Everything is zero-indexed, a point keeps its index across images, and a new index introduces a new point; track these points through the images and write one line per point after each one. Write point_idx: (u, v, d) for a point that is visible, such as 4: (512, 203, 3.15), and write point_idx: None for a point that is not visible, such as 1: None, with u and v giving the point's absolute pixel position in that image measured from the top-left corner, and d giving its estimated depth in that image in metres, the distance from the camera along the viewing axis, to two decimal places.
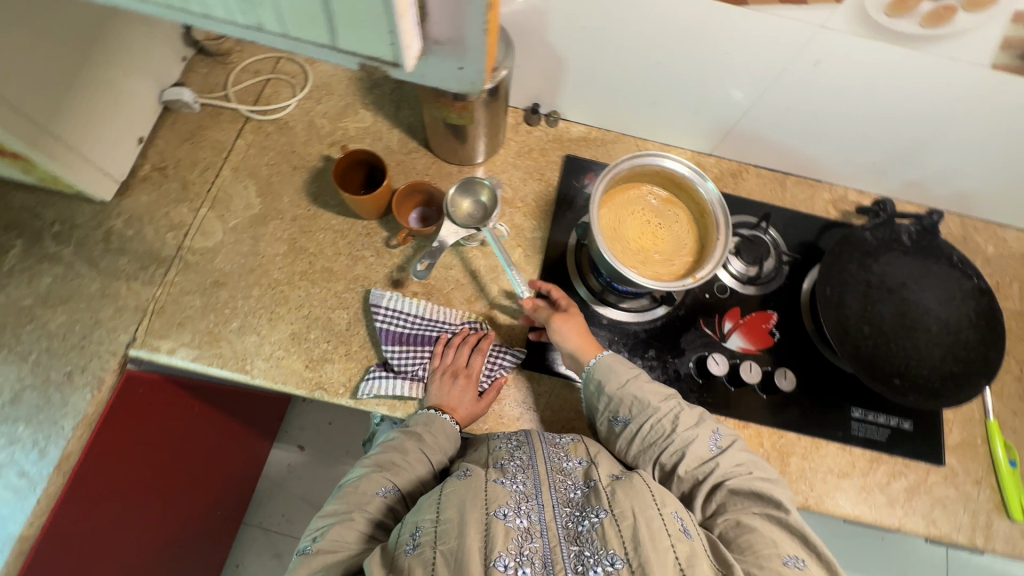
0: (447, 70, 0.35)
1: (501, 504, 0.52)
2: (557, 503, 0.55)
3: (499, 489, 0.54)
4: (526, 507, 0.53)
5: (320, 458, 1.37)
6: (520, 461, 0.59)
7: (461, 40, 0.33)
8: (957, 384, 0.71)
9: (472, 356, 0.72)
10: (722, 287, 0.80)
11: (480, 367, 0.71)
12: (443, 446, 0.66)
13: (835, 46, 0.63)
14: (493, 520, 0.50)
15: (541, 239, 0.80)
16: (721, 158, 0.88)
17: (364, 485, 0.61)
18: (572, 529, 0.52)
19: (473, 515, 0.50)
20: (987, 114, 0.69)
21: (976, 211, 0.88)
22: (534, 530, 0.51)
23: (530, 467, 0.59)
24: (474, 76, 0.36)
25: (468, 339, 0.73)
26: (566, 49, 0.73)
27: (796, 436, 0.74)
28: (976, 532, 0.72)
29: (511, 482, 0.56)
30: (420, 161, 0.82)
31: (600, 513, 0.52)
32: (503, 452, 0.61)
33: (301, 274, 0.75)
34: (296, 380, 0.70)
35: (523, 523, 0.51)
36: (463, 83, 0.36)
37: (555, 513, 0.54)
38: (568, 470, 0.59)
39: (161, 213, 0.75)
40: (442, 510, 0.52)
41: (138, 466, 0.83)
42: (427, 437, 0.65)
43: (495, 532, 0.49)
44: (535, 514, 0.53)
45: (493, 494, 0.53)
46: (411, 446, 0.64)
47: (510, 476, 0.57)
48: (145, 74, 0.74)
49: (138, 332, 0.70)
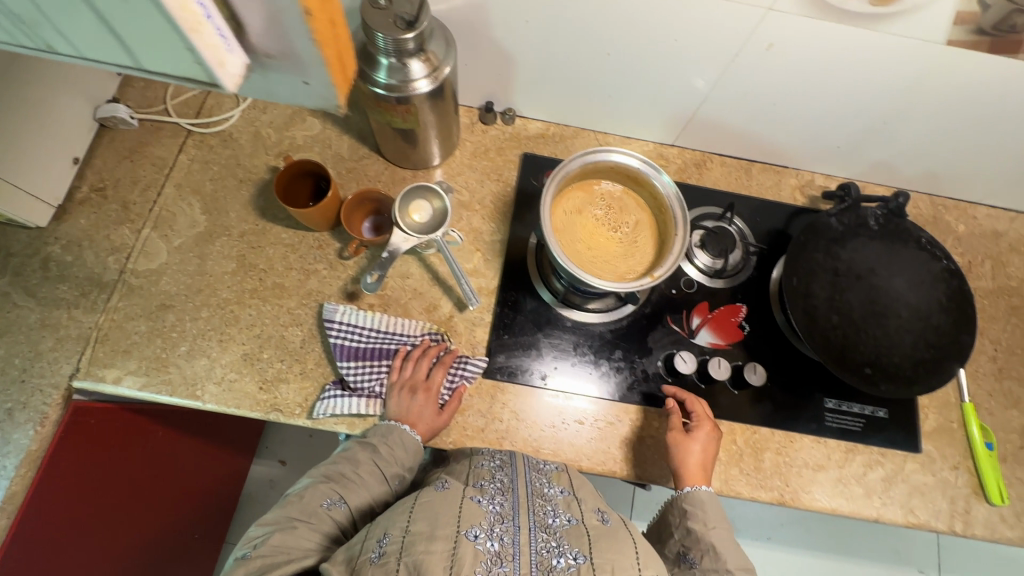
0: (294, 86, 0.31)
1: (474, 524, 0.51)
2: (534, 528, 0.53)
3: (475, 509, 0.53)
4: (499, 529, 0.52)
5: (301, 472, 1.34)
6: (501, 483, 0.58)
7: (293, 53, 0.28)
8: (929, 370, 0.69)
9: (432, 369, 0.69)
10: (689, 282, 0.78)
11: (441, 380, 0.68)
12: (401, 459, 0.64)
13: (786, 29, 0.61)
14: (463, 539, 0.49)
15: (501, 242, 0.78)
16: (684, 148, 0.86)
17: (309, 494, 0.60)
18: (546, 559, 0.50)
19: (443, 531, 0.50)
20: (948, 91, 0.67)
21: (944, 190, 0.86)
22: (506, 554, 0.50)
23: (510, 489, 0.58)
24: (325, 92, 0.32)
25: (427, 351, 0.70)
26: (513, 45, 0.70)
27: (770, 431, 0.73)
28: (955, 518, 0.71)
29: (488, 501, 0.55)
30: (372, 167, 0.80)
31: (578, 557, 0.50)
32: (484, 471, 0.60)
33: (251, 292, 0.72)
34: (249, 403, 0.67)
35: (493, 547, 0.50)
36: (316, 98, 0.32)
37: (530, 537, 0.52)
38: (549, 496, 0.58)
39: (102, 236, 0.72)
40: (413, 521, 0.51)
41: (99, 497, 0.81)
42: (378, 448, 0.64)
43: (462, 555, 0.48)
44: (509, 536, 0.52)
45: (467, 513, 0.52)
46: (363, 457, 0.63)
47: (488, 495, 0.56)
48: (74, 91, 0.71)
49: (81, 363, 0.67)
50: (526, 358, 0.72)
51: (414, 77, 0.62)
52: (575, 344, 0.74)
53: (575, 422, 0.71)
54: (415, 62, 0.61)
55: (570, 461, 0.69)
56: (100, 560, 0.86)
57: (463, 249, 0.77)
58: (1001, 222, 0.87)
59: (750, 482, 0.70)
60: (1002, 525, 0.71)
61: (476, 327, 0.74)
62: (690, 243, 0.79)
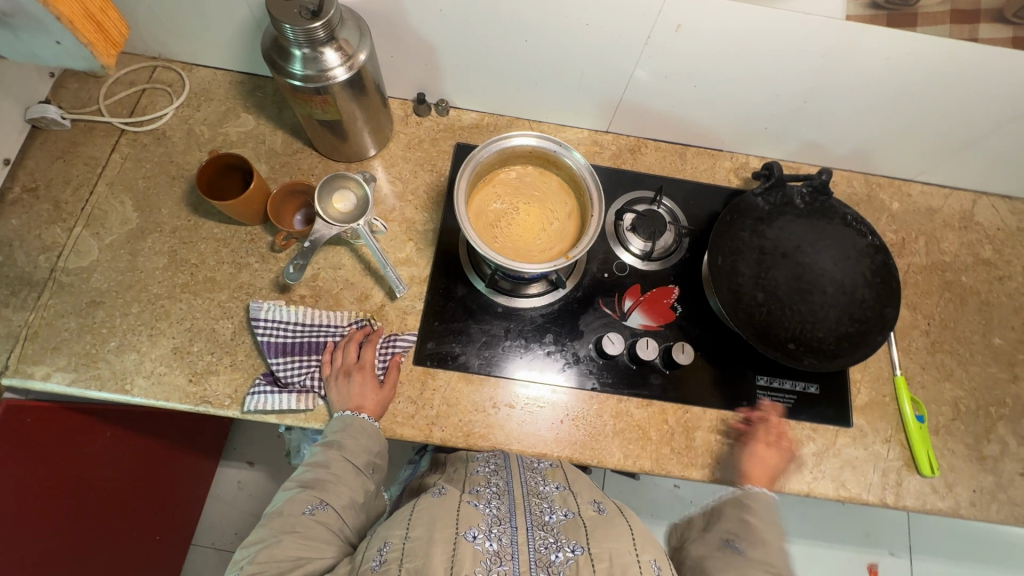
0: (50, 45, 0.40)
1: (472, 526, 0.53)
2: (532, 528, 0.55)
3: (473, 511, 0.55)
4: (498, 531, 0.54)
5: (267, 472, 1.34)
6: (496, 487, 0.60)
7: (34, 17, 0.37)
8: (852, 343, 0.70)
9: (361, 350, 0.70)
10: (621, 266, 0.79)
11: (372, 358, 0.69)
12: (368, 445, 0.65)
13: (690, 8, 0.62)
14: (462, 540, 0.51)
15: (434, 231, 0.79)
16: (619, 134, 0.87)
17: (289, 506, 0.60)
18: (545, 556, 0.52)
19: (441, 535, 0.52)
20: (861, 69, 0.69)
21: (877, 168, 0.88)
22: (506, 552, 0.52)
23: (506, 492, 0.59)
24: (80, 52, 0.41)
25: (354, 336, 0.71)
26: (433, 36, 0.72)
27: (701, 410, 0.73)
28: (887, 490, 0.72)
29: (484, 506, 0.57)
30: (305, 161, 0.80)
31: (576, 549, 0.52)
32: (479, 478, 0.62)
33: (182, 287, 0.73)
34: (178, 396, 0.68)
35: (492, 546, 0.52)
36: (74, 57, 0.41)
37: (528, 537, 0.54)
38: (545, 494, 0.60)
39: (33, 235, 0.73)
40: (412, 527, 0.54)
41: (49, 495, 0.82)
42: (346, 443, 0.64)
43: (462, 555, 0.50)
44: (507, 536, 0.53)
45: (465, 516, 0.55)
46: (333, 456, 0.63)
47: (484, 500, 0.58)
48: (2, 92, 0.72)
49: (9, 360, 0.67)
50: (457, 345, 0.73)
51: (330, 66, 0.62)
52: (506, 329, 0.74)
53: (513, 408, 0.71)
54: (328, 51, 0.62)
55: (500, 444, 0.69)
56: (54, 559, 0.87)
57: (396, 238, 0.78)
58: (935, 198, 0.88)
59: (681, 460, 0.71)
60: (933, 496, 0.72)
61: (408, 315, 0.74)
62: (622, 228, 0.79)
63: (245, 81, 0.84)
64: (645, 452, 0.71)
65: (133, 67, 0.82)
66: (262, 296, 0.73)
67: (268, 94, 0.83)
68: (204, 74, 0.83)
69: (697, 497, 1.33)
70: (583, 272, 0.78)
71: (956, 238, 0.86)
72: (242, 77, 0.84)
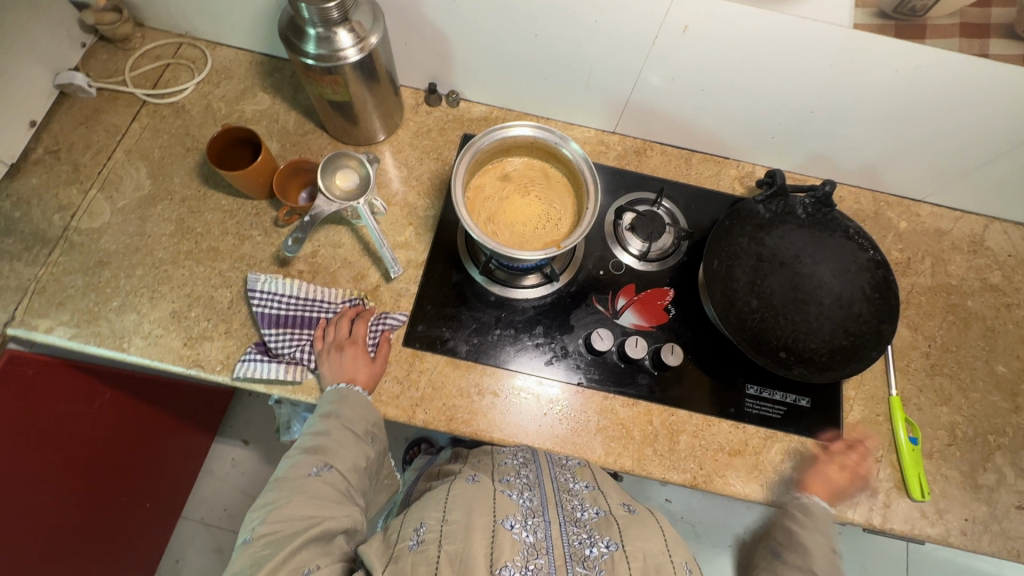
0: None
1: (508, 515, 0.52)
2: (565, 523, 0.54)
3: (508, 501, 0.55)
4: (533, 522, 0.53)
5: (261, 451, 1.36)
6: (527, 478, 0.60)
7: None
8: (845, 357, 0.69)
9: (354, 325, 0.71)
10: (617, 264, 0.79)
11: (364, 333, 0.70)
12: (365, 414, 0.65)
13: (699, 10, 0.63)
14: (499, 529, 0.50)
15: (434, 217, 0.80)
16: (626, 136, 0.88)
17: (294, 471, 0.60)
18: (580, 550, 0.51)
19: (480, 521, 0.51)
20: (872, 81, 0.68)
21: (885, 185, 0.87)
22: (541, 546, 0.51)
23: (536, 485, 0.59)
24: None
25: (346, 314, 0.72)
26: (445, 27, 0.73)
27: (687, 414, 0.73)
28: (874, 511, 0.70)
29: (518, 496, 0.56)
30: (315, 141, 0.82)
31: (610, 545, 0.51)
32: (509, 468, 0.62)
33: (186, 254, 0.75)
34: (172, 357, 0.69)
35: (529, 538, 0.51)
36: None
37: (562, 532, 0.53)
38: (575, 491, 0.59)
39: (50, 195, 0.76)
40: (449, 511, 0.53)
41: (45, 449, 0.84)
42: (345, 412, 0.64)
43: (501, 542, 0.49)
44: (542, 530, 0.53)
45: (501, 505, 0.54)
46: (334, 424, 0.63)
47: (517, 490, 0.57)
48: (34, 57, 0.75)
49: (17, 311, 0.70)
50: (448, 330, 0.74)
51: (342, 47, 0.64)
52: (496, 318, 0.75)
53: (506, 397, 0.71)
54: (341, 32, 0.63)
55: (481, 431, 0.69)
56: (43, 514, 0.88)
57: (396, 221, 0.79)
58: (944, 220, 0.87)
59: (663, 462, 0.70)
60: (922, 521, 0.70)
61: (402, 297, 0.75)
62: (622, 227, 0.80)
63: (265, 62, 0.87)
64: (627, 452, 0.70)
65: (160, 42, 0.85)
66: (261, 268, 0.75)
67: (286, 75, 0.86)
68: (227, 53, 0.87)
69: (689, 512, 1.31)
70: (578, 267, 0.78)
71: (964, 262, 0.84)
72: (262, 58, 0.87)
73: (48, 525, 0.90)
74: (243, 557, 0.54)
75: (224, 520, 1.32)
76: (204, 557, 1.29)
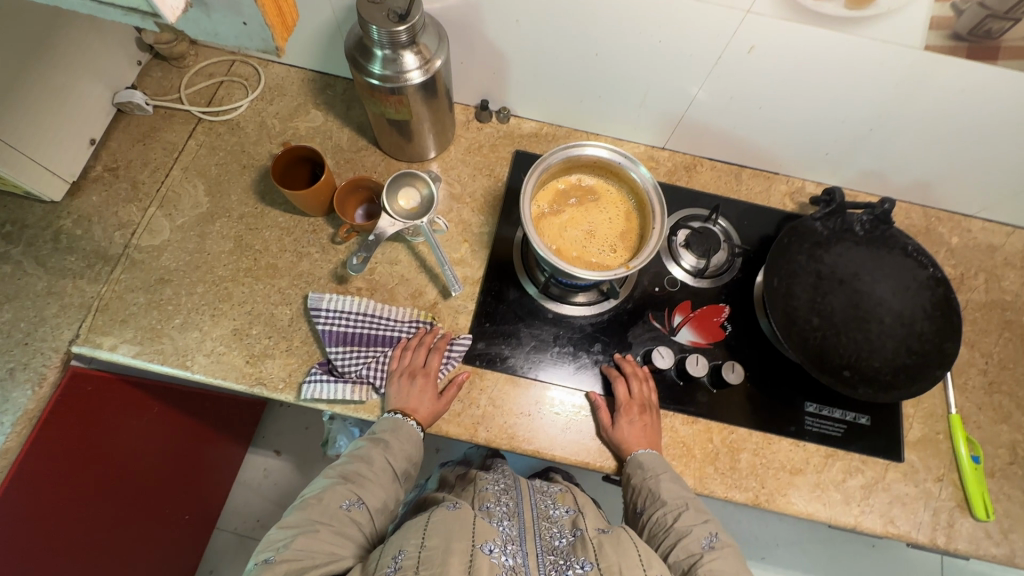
0: None
1: (487, 540, 0.52)
2: (542, 552, 0.56)
3: (488, 526, 0.55)
4: (511, 548, 0.54)
5: (297, 463, 1.33)
6: (507, 507, 0.62)
7: None
8: (910, 375, 0.69)
9: (429, 355, 0.70)
10: (672, 281, 0.79)
11: (437, 365, 0.70)
12: (409, 453, 0.66)
13: (767, 31, 0.63)
14: (479, 553, 0.50)
15: (488, 234, 0.80)
16: (676, 152, 0.88)
17: (328, 496, 0.60)
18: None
19: (459, 545, 0.50)
20: (935, 101, 0.68)
21: (937, 201, 0.86)
22: (520, 570, 0.52)
23: (516, 513, 0.61)
24: None
25: (423, 341, 0.71)
26: (504, 46, 0.74)
27: (747, 432, 0.72)
28: (937, 531, 0.69)
29: (497, 523, 0.58)
30: (369, 158, 0.83)
31: (585, 566, 0.52)
32: (490, 495, 0.64)
33: (245, 271, 0.75)
34: (235, 375, 0.70)
35: (508, 561, 0.51)
36: None
37: (539, 561, 0.54)
38: (554, 518, 0.62)
39: (110, 212, 0.76)
40: (428, 537, 0.51)
41: (100, 465, 0.85)
42: (391, 444, 0.65)
43: (480, 565, 0.49)
44: (520, 557, 0.53)
45: (481, 529, 0.53)
46: (377, 454, 0.65)
47: (496, 518, 0.59)
48: (96, 76, 0.76)
49: (81, 329, 0.70)
50: (506, 347, 0.74)
51: (407, 69, 0.65)
52: (555, 336, 0.75)
53: (554, 411, 0.71)
54: (408, 54, 0.64)
55: (542, 450, 0.69)
56: (97, 527, 0.89)
57: (452, 238, 0.79)
58: (996, 235, 0.87)
59: (725, 481, 0.70)
60: (987, 541, 0.69)
61: (460, 314, 0.75)
62: (676, 243, 0.79)
63: (317, 78, 0.87)
64: (688, 469, 0.70)
65: (213, 60, 0.86)
66: (320, 286, 0.75)
67: (338, 92, 0.87)
68: (279, 69, 0.87)
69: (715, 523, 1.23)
70: (634, 284, 0.78)
71: (1018, 278, 0.84)
72: (314, 75, 0.88)
73: (100, 540, 0.91)
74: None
75: (257, 531, 1.30)
76: (238, 567, 1.27)
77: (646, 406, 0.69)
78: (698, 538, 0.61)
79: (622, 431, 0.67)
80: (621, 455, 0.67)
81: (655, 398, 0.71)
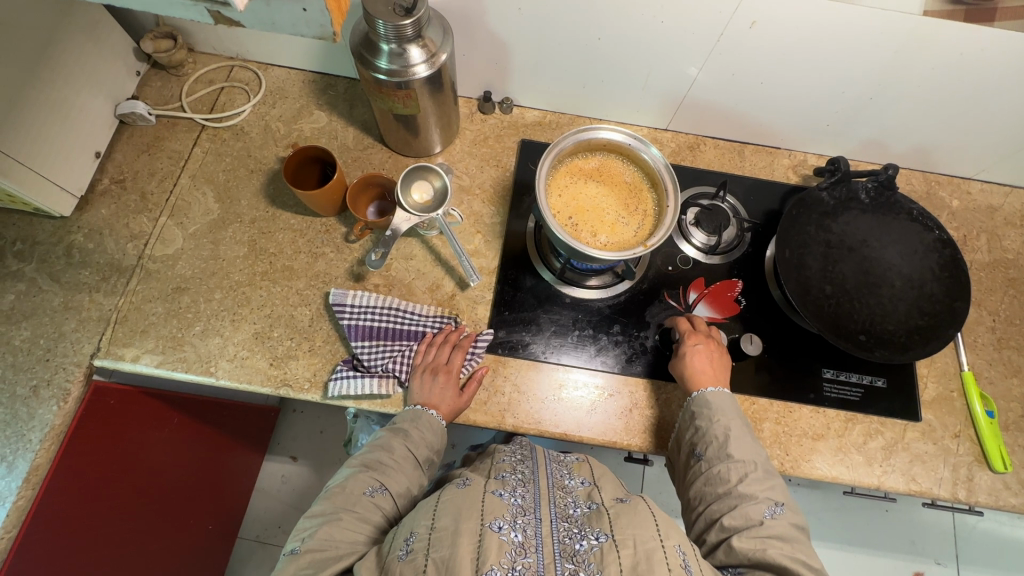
0: None
1: (497, 517, 0.51)
2: (556, 519, 0.53)
3: (498, 502, 0.54)
4: (522, 521, 0.52)
5: (313, 467, 1.33)
6: (522, 475, 0.60)
7: None
8: (924, 336, 0.70)
9: (452, 353, 0.70)
10: (685, 259, 0.80)
11: (460, 362, 0.70)
12: (431, 441, 0.67)
13: (768, 6, 0.64)
14: (487, 532, 0.49)
15: (500, 225, 0.81)
16: (678, 133, 0.89)
17: (350, 484, 0.61)
18: (569, 545, 0.50)
19: (466, 525, 0.50)
20: (935, 66, 0.69)
21: (936, 165, 0.88)
22: (530, 545, 0.50)
23: (531, 481, 0.59)
24: None
25: (446, 338, 0.72)
26: (506, 36, 0.74)
27: (768, 402, 0.74)
28: (958, 486, 0.71)
29: (509, 494, 0.56)
30: (376, 156, 0.83)
31: (600, 536, 0.50)
32: (506, 465, 0.63)
33: (262, 275, 0.75)
34: (260, 378, 0.70)
35: (517, 538, 0.50)
36: None
37: (552, 528, 0.52)
38: (570, 488, 0.59)
39: (121, 224, 0.76)
40: (438, 517, 0.52)
41: (126, 478, 0.85)
42: (411, 434, 0.66)
43: (488, 545, 0.48)
44: (531, 528, 0.52)
45: (489, 506, 0.53)
46: (398, 443, 0.65)
47: (509, 488, 0.57)
48: (97, 89, 0.76)
49: (101, 342, 0.70)
50: (527, 334, 0.74)
51: (413, 63, 0.64)
52: (574, 320, 0.76)
53: (577, 395, 0.72)
54: (413, 48, 0.64)
55: (570, 432, 0.70)
56: (123, 541, 0.89)
57: (465, 230, 0.80)
58: (995, 196, 0.89)
59: None
60: (1006, 492, 0.71)
61: (478, 305, 0.76)
62: (686, 222, 0.81)
63: (318, 79, 0.87)
64: None
65: (212, 66, 0.86)
66: (338, 285, 0.75)
67: (340, 91, 0.87)
68: (279, 73, 0.87)
69: None
70: (647, 265, 0.79)
71: (1019, 236, 0.86)
72: (315, 75, 0.88)
73: (128, 553, 0.91)
74: (287, 567, 0.54)
75: (280, 537, 1.29)
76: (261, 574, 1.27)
77: (712, 342, 0.72)
78: (758, 503, 0.58)
79: (687, 361, 0.69)
80: (688, 391, 0.68)
81: (721, 338, 0.73)
